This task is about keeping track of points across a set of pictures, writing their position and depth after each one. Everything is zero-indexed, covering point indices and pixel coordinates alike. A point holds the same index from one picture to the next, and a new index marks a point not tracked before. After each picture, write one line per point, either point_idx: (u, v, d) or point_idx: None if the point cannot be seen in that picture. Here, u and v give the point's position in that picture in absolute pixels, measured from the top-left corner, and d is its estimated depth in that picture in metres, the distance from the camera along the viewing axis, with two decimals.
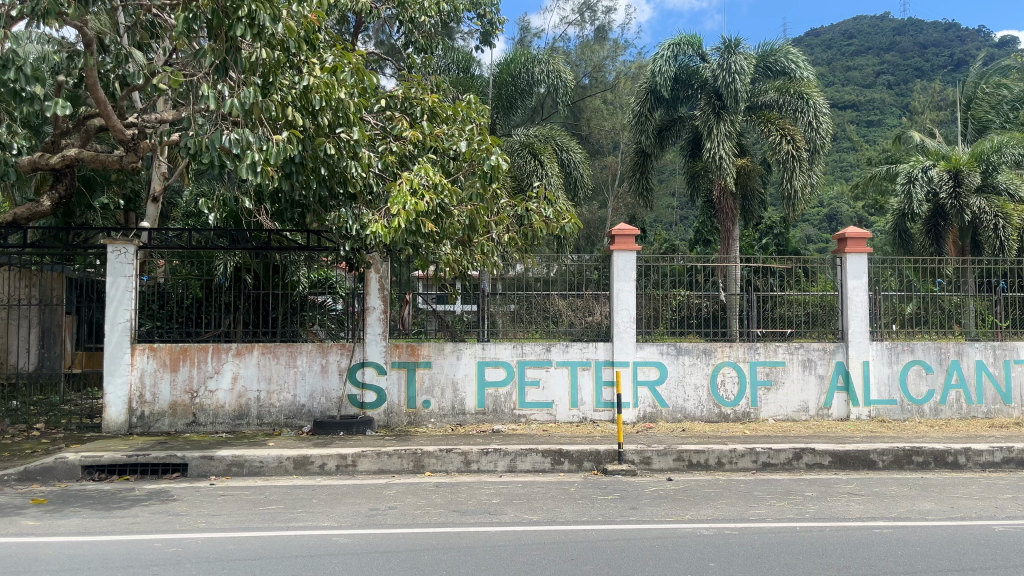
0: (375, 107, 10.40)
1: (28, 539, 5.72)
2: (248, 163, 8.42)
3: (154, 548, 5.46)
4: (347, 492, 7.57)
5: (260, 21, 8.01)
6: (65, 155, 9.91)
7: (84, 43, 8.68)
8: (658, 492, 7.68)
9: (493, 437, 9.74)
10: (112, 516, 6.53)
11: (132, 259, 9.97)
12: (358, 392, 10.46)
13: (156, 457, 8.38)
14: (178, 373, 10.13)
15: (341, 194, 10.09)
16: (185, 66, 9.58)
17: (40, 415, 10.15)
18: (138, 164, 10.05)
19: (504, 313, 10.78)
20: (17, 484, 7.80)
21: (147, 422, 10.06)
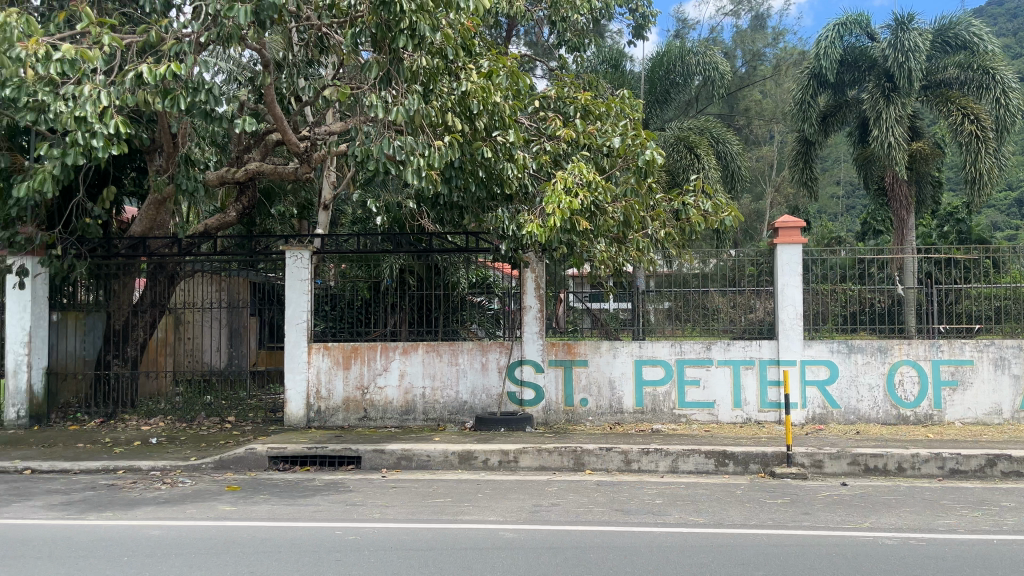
0: (529, 108, 10.52)
1: (228, 523, 6.25)
2: (413, 168, 8.85)
3: (336, 536, 5.80)
4: (511, 487, 7.72)
5: (420, 31, 8.33)
6: (249, 169, 10.70)
7: (264, 65, 9.37)
8: (832, 497, 7.29)
9: (654, 437, 9.60)
10: (296, 504, 7.00)
11: (307, 263, 10.65)
12: (517, 389, 10.66)
13: (333, 450, 8.91)
14: (350, 370, 10.70)
15: (498, 195, 10.33)
16: (352, 80, 10.12)
17: (231, 408, 11.03)
18: (311, 175, 10.62)
19: (659, 310, 10.58)
20: (214, 472, 8.49)
21: (324, 416, 10.69)
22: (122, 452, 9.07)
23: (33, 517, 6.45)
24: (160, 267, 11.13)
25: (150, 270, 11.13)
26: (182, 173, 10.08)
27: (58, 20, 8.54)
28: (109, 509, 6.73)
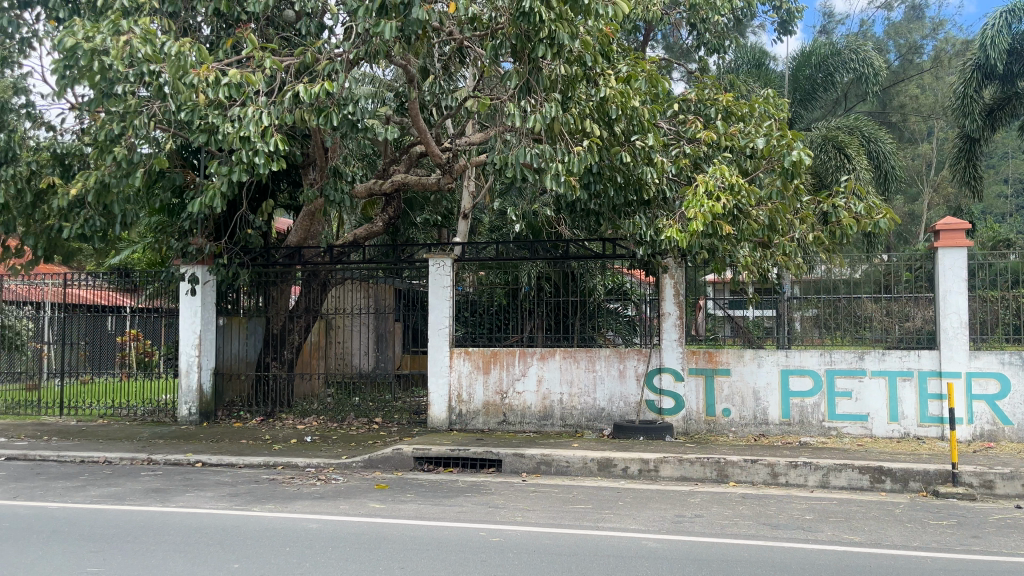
0: (667, 112, 10.37)
1: (378, 520, 6.52)
2: (552, 173, 8.89)
3: (480, 537, 5.91)
4: (652, 497, 7.62)
5: (559, 40, 8.39)
6: (395, 181, 11.17)
7: (408, 80, 9.74)
8: (1005, 520, 6.72)
9: (802, 450, 9.20)
10: (441, 504, 7.20)
11: (449, 271, 10.96)
12: (656, 398, 10.51)
13: (475, 453, 9.12)
14: (490, 375, 10.91)
15: (635, 200, 10.22)
16: (492, 91, 10.36)
17: (378, 410, 11.54)
18: (452, 185, 10.91)
19: (805, 318, 10.17)
20: (363, 470, 8.88)
21: (465, 420, 10.94)
22: (280, 449, 9.67)
23: (205, 506, 6.98)
24: (314, 275, 11.74)
25: (304, 278, 11.75)
26: (331, 185, 10.64)
27: (226, 47, 9.26)
28: (270, 502, 7.18)
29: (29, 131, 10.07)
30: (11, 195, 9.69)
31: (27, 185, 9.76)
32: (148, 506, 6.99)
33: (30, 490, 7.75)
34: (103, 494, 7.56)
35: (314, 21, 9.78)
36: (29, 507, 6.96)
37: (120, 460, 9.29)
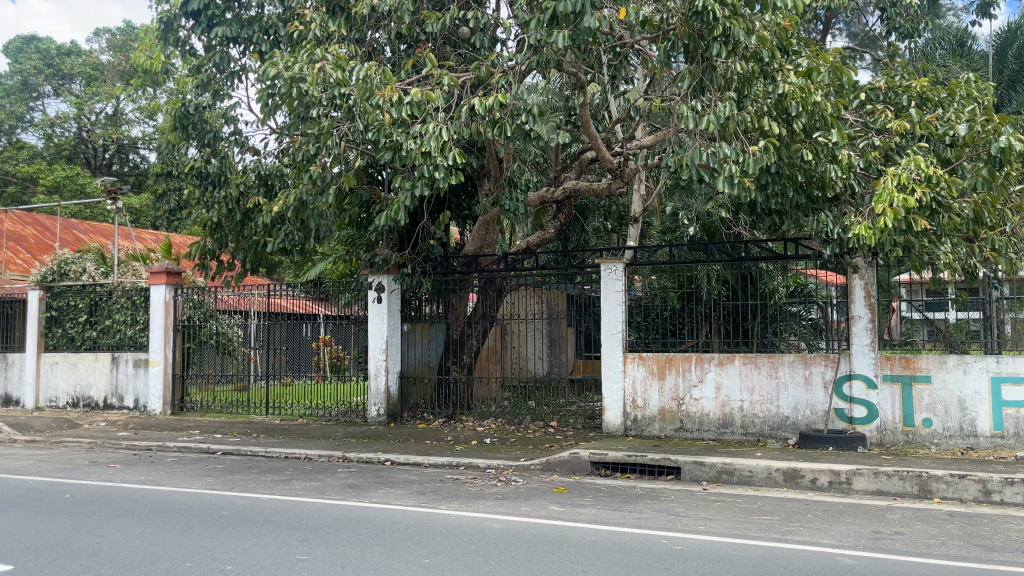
0: (854, 103, 9.81)
1: (560, 523, 6.60)
2: (726, 175, 8.61)
3: (662, 544, 5.83)
4: (845, 511, 7.19)
5: (734, 37, 8.15)
6: (566, 188, 11.23)
7: (578, 86, 9.79)
8: None
9: (1019, 465, 8.34)
10: (621, 510, 7.18)
11: (622, 275, 10.89)
12: (847, 406, 9.90)
13: (652, 459, 9.02)
14: (665, 381, 10.74)
15: (820, 198, 9.73)
16: (664, 94, 10.24)
17: (553, 414, 11.69)
18: (624, 189, 10.82)
19: (1017, 321, 9.31)
20: (542, 473, 9.01)
21: (641, 426, 10.83)
22: (462, 450, 10.03)
23: (396, 502, 7.39)
24: (490, 282, 12.07)
25: (481, 285, 12.12)
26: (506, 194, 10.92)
27: (408, 67, 9.77)
28: (455, 501, 7.48)
29: (237, 155, 11.12)
30: (224, 215, 10.92)
31: (237, 206, 10.89)
32: (345, 500, 7.50)
33: (244, 482, 8.56)
34: (306, 487, 8.20)
35: (488, 35, 10.09)
36: (244, 498, 7.68)
37: (318, 457, 10.02)
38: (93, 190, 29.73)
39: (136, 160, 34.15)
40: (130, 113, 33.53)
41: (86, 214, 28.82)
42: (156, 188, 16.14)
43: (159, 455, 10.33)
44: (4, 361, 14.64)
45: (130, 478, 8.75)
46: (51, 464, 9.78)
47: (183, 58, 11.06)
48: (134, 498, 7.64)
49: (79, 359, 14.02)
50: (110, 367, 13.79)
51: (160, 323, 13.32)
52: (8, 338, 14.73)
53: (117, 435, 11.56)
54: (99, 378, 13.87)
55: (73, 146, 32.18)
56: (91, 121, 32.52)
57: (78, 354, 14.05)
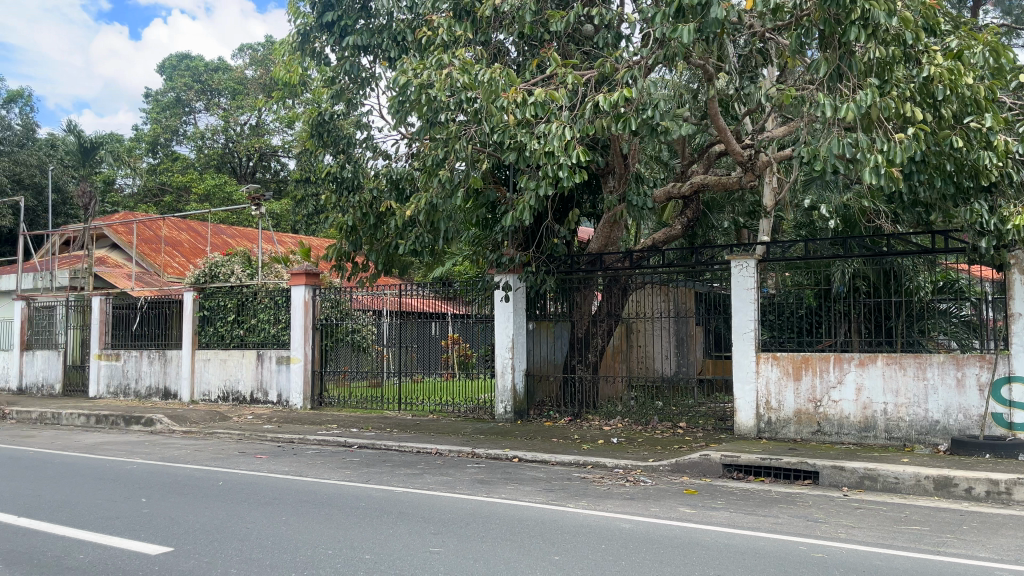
0: (1011, 84, 9.09)
1: (691, 525, 6.47)
2: (870, 166, 8.08)
3: (801, 551, 5.60)
4: (1005, 523, 6.66)
5: (874, 19, 7.70)
6: (693, 183, 11.00)
7: (706, 79, 9.55)
8: None
9: None
10: (755, 514, 6.95)
11: (753, 272, 10.54)
12: (1006, 411, 9.19)
13: (788, 462, 8.71)
14: (801, 381, 10.30)
15: (972, 186, 9.07)
16: (796, 82, 9.83)
17: (682, 415, 11.46)
18: (756, 183, 10.53)
19: None
20: (671, 474, 8.85)
21: (775, 428, 10.44)
22: (589, 449, 10.00)
23: (524, 499, 7.48)
24: (615, 280, 11.97)
25: (606, 284, 12.04)
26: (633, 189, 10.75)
27: (532, 67, 9.82)
28: (583, 499, 7.47)
29: (369, 161, 11.54)
30: (358, 218, 11.24)
31: (371, 209, 11.19)
32: (474, 496, 7.65)
33: (379, 475, 8.89)
34: (438, 482, 8.42)
35: (612, 31, 10.04)
36: (379, 490, 7.98)
37: (449, 452, 10.27)
38: (238, 198, 31.68)
39: (276, 167, 36.09)
40: (271, 123, 35.48)
41: (233, 220, 30.73)
42: (295, 194, 17.00)
43: (301, 447, 10.90)
44: (162, 357, 15.84)
45: (276, 469, 9.28)
46: (206, 453, 10.50)
47: (318, 69, 11.58)
48: (279, 488, 8.10)
49: (228, 356, 14.99)
50: (256, 363, 14.68)
51: (301, 321, 14.04)
52: (166, 336, 15.93)
53: (262, 427, 12.28)
54: (246, 373, 14.78)
55: (220, 156, 34.39)
56: (236, 132, 34.66)
57: (228, 351, 15.03)
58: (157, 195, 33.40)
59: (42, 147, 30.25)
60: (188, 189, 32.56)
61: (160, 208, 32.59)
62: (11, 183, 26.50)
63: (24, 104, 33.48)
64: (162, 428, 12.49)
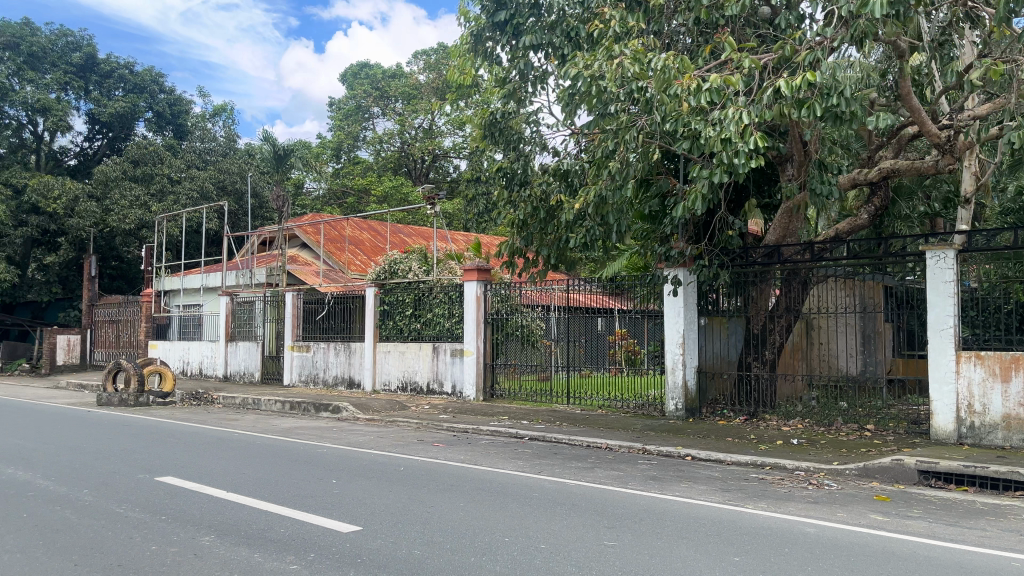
0: None
1: (884, 533, 6.05)
2: None
3: (1015, 569, 5.08)
4: None
5: None
6: (883, 169, 10.25)
7: (898, 56, 8.92)
8: None
9: None
10: (958, 526, 6.38)
11: (953, 263, 9.71)
12: None
13: (996, 472, 7.92)
14: (1010, 383, 9.33)
15: None
16: (1005, 53, 8.94)
17: (870, 417, 10.76)
18: (955, 166, 9.70)
19: None
20: (858, 479, 8.30)
21: (979, 434, 9.51)
22: (767, 449, 9.61)
23: (700, 498, 7.30)
24: (794, 274, 11.34)
25: (784, 277, 11.43)
26: (815, 178, 10.12)
27: (705, 54, 9.54)
28: (763, 501, 7.19)
29: (538, 157, 11.68)
30: (529, 214, 11.54)
31: (542, 204, 11.43)
32: (648, 492, 7.56)
33: (551, 467, 8.99)
34: (610, 476, 8.40)
35: (793, 12, 9.71)
36: (552, 482, 8.07)
37: (619, 447, 10.21)
38: (413, 198, 33.14)
39: (448, 168, 37.35)
40: (443, 125, 36.76)
41: (408, 219, 32.18)
42: (467, 193, 17.52)
43: (475, 437, 11.24)
44: (347, 349, 16.87)
45: (453, 457, 9.62)
46: (387, 440, 11.08)
47: (490, 69, 11.85)
48: (457, 475, 8.39)
49: (407, 348, 15.71)
50: (432, 356, 15.30)
51: (473, 316, 14.52)
52: (350, 329, 16.94)
53: (438, 417, 12.79)
54: (423, 365, 15.45)
55: (396, 159, 36.11)
56: (411, 135, 36.22)
57: (406, 344, 15.76)
58: (340, 198, 35.60)
59: (241, 157, 33.11)
60: (368, 192, 34.45)
61: (343, 210, 34.72)
62: (216, 191, 29.19)
63: (227, 118, 36.75)
64: (348, 415, 13.31)
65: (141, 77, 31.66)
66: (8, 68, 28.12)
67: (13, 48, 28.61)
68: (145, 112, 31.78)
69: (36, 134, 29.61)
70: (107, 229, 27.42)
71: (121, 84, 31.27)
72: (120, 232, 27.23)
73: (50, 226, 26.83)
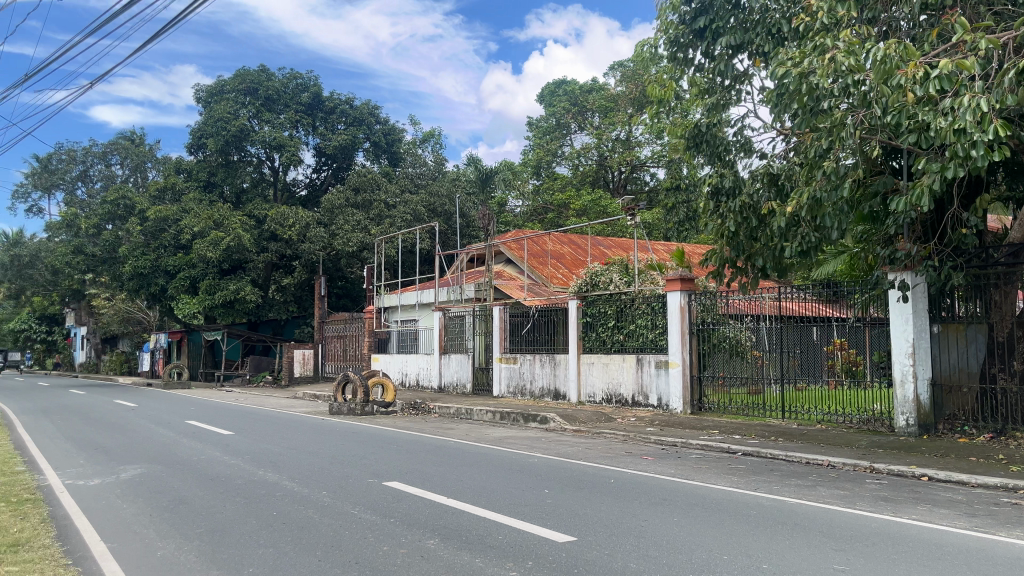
0: None
1: None
2: None
3: None
4: None
5: None
6: None
7: None
8: None
9: None
10: None
11: None
12: None
13: None
14: None
15: None
16: None
17: None
18: None
19: None
20: None
21: None
22: (1019, 471, 8.57)
23: (942, 522, 6.66)
24: None
25: None
26: None
27: (932, 37, 8.77)
28: (1018, 529, 6.42)
29: (745, 162, 11.29)
30: (738, 222, 11.09)
31: (752, 214, 11.00)
32: (880, 514, 7.00)
33: (768, 484, 8.59)
34: (835, 495, 7.89)
35: None
36: (771, 500, 7.71)
37: (843, 465, 9.56)
38: (613, 210, 33.21)
39: (646, 178, 37.07)
40: (640, 135, 36.55)
41: (608, 231, 32.28)
42: (667, 202, 17.28)
43: (685, 451, 11.00)
44: (552, 361, 17.17)
45: (664, 471, 9.49)
46: (596, 451, 11.13)
47: (690, 75, 11.65)
48: (669, 490, 8.26)
49: (610, 360, 15.72)
50: (636, 367, 15.18)
51: (677, 327, 14.21)
52: (554, 342, 17.26)
53: (646, 429, 12.67)
54: (627, 377, 15.36)
55: (594, 172, 36.43)
56: (609, 147, 36.35)
57: (610, 356, 15.78)
58: (541, 213, 36.44)
59: (449, 179, 34.88)
60: (567, 206, 35.02)
61: (544, 225, 35.52)
62: (427, 212, 30.95)
63: (435, 143, 38.91)
64: (555, 426, 13.54)
65: (359, 110, 34.34)
66: (250, 112, 31.62)
67: (254, 93, 32.11)
68: (364, 142, 34.40)
69: (273, 169, 33.00)
70: (333, 252, 29.94)
71: (343, 118, 34.09)
72: (344, 254, 29.64)
73: (286, 251, 29.74)
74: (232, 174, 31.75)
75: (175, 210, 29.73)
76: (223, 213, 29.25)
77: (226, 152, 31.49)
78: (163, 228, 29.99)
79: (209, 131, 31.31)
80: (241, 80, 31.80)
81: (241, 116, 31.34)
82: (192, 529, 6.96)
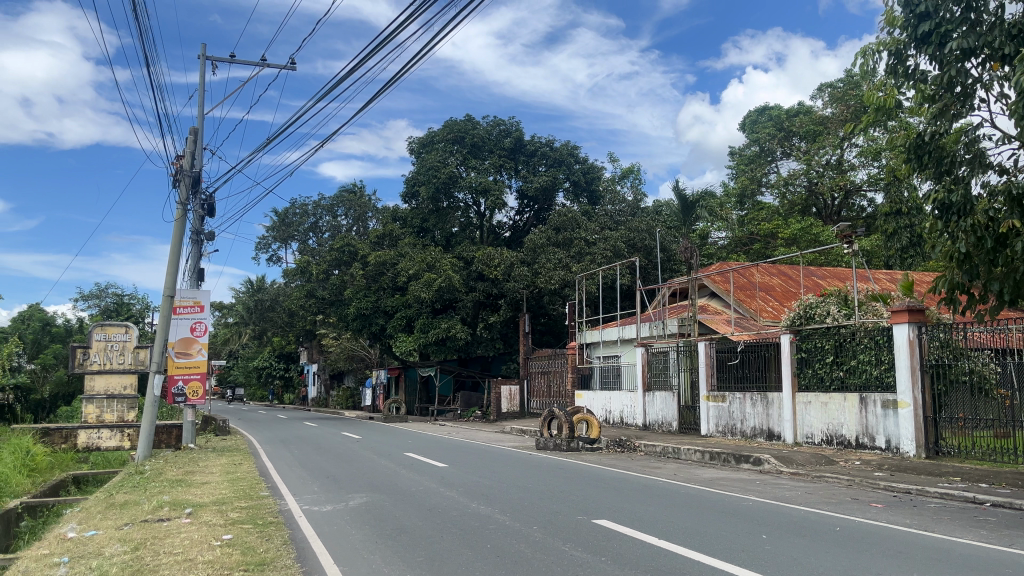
0: None
1: None
2: None
3: None
4: None
5: None
6: None
7: None
8: None
9: None
10: None
11: None
12: None
13: None
14: None
15: None
16: None
17: None
18: None
19: None
20: None
21: None
22: None
23: None
24: None
25: None
26: None
27: None
28: None
29: (981, 180, 10.21)
30: (973, 243, 9.91)
31: (989, 231, 9.81)
32: None
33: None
34: None
35: None
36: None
37: None
38: (826, 238, 31.35)
39: (862, 204, 34.70)
40: (854, 158, 34.34)
41: (821, 260, 30.55)
42: (889, 228, 16.07)
43: (921, 500, 10.01)
44: (764, 400, 16.37)
45: (898, 521, 8.67)
46: (818, 496, 10.41)
47: (915, 89, 10.79)
48: (905, 541, 7.52)
49: (830, 399, 14.74)
50: (860, 408, 14.11)
51: (905, 363, 13.10)
52: (765, 379, 16.48)
53: (873, 474, 11.70)
54: (850, 418, 14.30)
55: (803, 200, 34.73)
56: (819, 172, 34.49)
57: (829, 394, 14.81)
58: (747, 244, 35.50)
59: (649, 214, 34.71)
60: (775, 235, 33.60)
61: (751, 256, 34.31)
62: (628, 248, 30.94)
63: (634, 180, 38.98)
64: (771, 468, 12.84)
65: (559, 151, 35.18)
66: (457, 160, 33.44)
67: (461, 142, 33.95)
68: (565, 182, 35.17)
69: (480, 213, 34.55)
70: (536, 290, 30.52)
71: (544, 160, 35.10)
72: (548, 292, 30.25)
73: (492, 290, 30.76)
74: (442, 219, 33.65)
75: (392, 255, 31.99)
76: (435, 256, 30.94)
77: (436, 199, 33.49)
78: (382, 271, 32.27)
79: (421, 180, 33.48)
80: (449, 130, 33.84)
81: (449, 163, 33.24)
82: (414, 557, 7.30)
